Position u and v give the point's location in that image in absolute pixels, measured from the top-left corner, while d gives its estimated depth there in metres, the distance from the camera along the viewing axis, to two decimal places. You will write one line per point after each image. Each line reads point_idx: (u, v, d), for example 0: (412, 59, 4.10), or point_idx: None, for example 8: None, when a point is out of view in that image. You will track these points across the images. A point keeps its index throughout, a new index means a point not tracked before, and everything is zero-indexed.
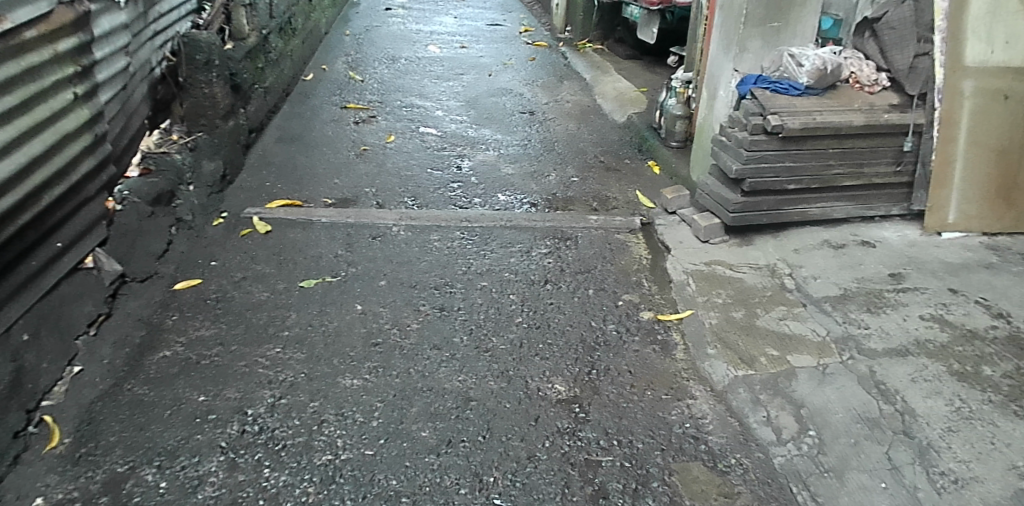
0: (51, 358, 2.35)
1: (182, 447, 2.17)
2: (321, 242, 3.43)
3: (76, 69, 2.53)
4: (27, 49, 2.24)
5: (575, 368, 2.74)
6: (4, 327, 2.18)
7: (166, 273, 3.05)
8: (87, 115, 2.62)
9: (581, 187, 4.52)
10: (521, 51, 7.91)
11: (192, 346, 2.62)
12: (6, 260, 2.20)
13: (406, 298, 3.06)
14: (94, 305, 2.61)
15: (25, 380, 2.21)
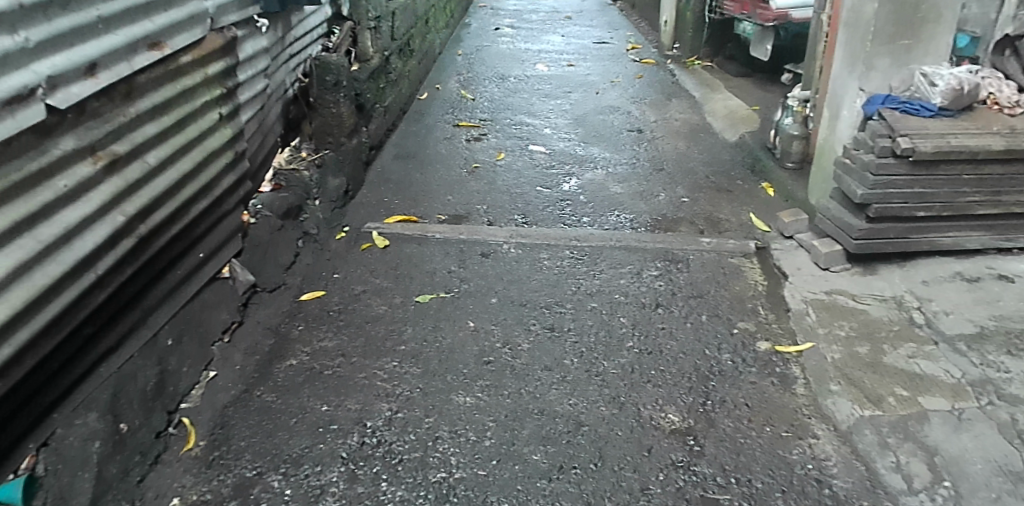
0: (190, 363, 2.50)
1: (305, 455, 2.24)
2: (435, 257, 3.50)
3: (222, 91, 2.80)
4: (182, 72, 2.53)
5: (689, 398, 2.65)
6: (152, 332, 2.34)
7: (292, 284, 3.18)
8: (230, 133, 2.88)
9: (692, 209, 4.40)
10: (628, 68, 7.84)
11: (316, 357, 2.72)
12: (159, 268, 2.38)
13: (517, 316, 3.06)
14: (229, 313, 2.77)
15: (168, 383, 2.37)
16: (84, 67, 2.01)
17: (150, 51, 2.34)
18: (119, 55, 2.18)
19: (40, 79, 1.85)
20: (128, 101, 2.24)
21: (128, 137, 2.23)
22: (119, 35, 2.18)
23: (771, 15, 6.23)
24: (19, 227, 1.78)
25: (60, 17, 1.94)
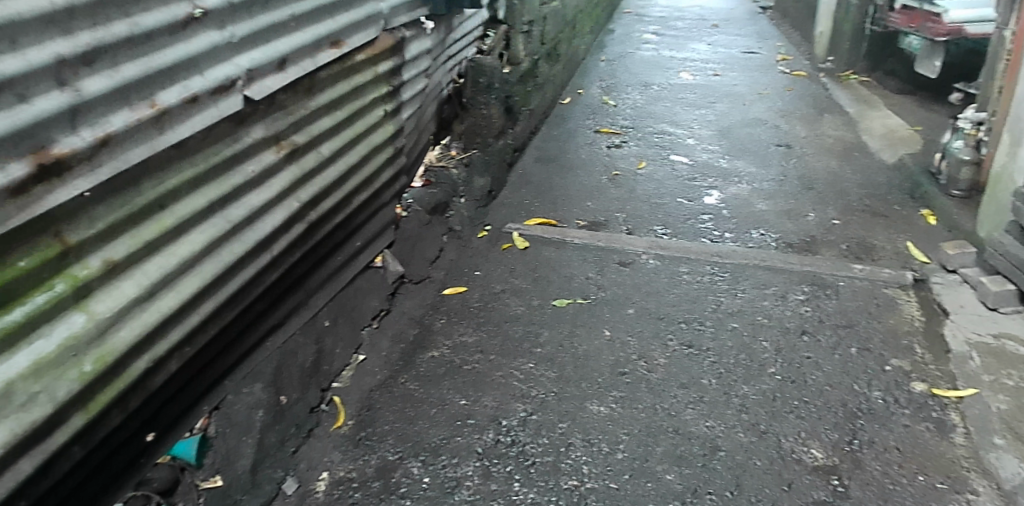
0: (343, 345, 2.72)
1: (443, 446, 2.36)
2: (573, 262, 3.51)
3: (388, 88, 3.04)
4: (356, 69, 2.78)
5: (835, 435, 2.51)
6: (312, 314, 2.58)
7: (436, 277, 3.31)
8: (392, 129, 3.12)
9: (843, 232, 4.15)
10: (777, 80, 7.52)
11: (456, 351, 2.82)
12: (324, 253, 2.62)
13: (654, 329, 3.02)
14: (378, 301, 2.97)
15: (323, 362, 2.60)
16: (277, 61, 2.29)
17: (331, 49, 2.59)
18: (306, 52, 2.45)
19: (241, 71, 2.14)
20: (310, 94, 2.51)
21: (306, 128, 2.50)
22: (307, 32, 2.44)
23: (943, 29, 5.72)
24: (214, 206, 2.08)
25: (261, 16, 2.20)
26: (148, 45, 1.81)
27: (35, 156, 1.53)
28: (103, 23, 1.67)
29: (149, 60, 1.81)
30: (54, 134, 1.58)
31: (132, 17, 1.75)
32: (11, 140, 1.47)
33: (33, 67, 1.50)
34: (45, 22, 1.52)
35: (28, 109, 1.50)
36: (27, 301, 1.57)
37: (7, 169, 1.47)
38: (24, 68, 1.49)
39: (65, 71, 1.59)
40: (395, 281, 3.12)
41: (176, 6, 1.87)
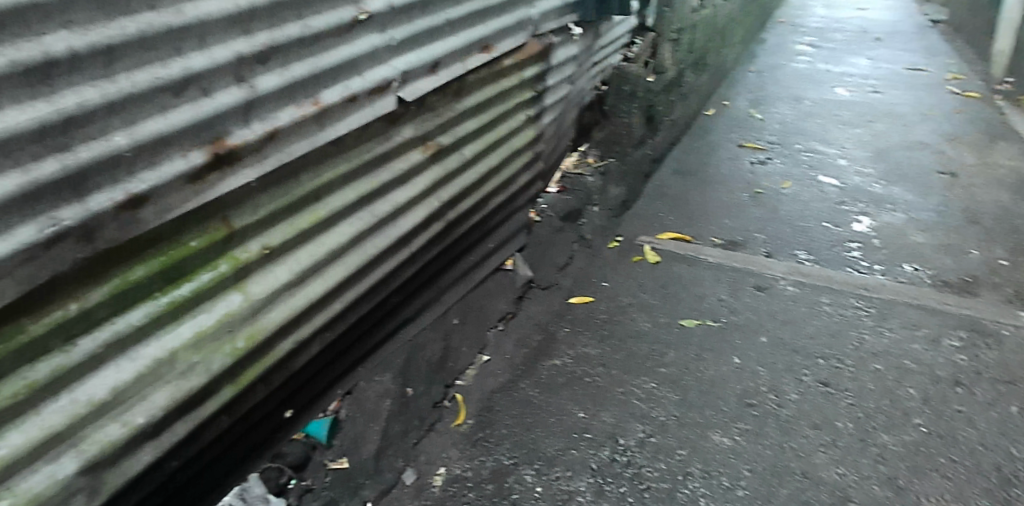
0: (469, 344, 2.83)
1: (558, 458, 2.38)
2: (706, 282, 3.41)
3: (532, 94, 3.08)
4: (503, 74, 2.84)
5: (985, 502, 2.28)
6: (441, 311, 2.75)
7: (564, 285, 3.32)
8: (532, 134, 3.17)
9: (1012, 275, 3.76)
10: (946, 100, 6.93)
11: (578, 361, 2.82)
12: (457, 253, 2.76)
13: (787, 362, 2.87)
14: (505, 304, 3.08)
15: (449, 359, 2.72)
16: (430, 64, 2.36)
17: (481, 54, 2.64)
18: (457, 56, 2.51)
19: (397, 73, 2.22)
20: (458, 97, 2.59)
21: (452, 130, 2.59)
22: (460, 37, 2.50)
23: None
24: (362, 201, 2.21)
25: (419, 20, 2.28)
26: (315, 46, 1.91)
27: (211, 145, 1.66)
28: (278, 24, 1.78)
29: (315, 60, 1.92)
30: (229, 126, 1.70)
31: (304, 19, 1.86)
32: (192, 131, 1.61)
33: (217, 63, 1.62)
34: (230, 22, 1.63)
35: (209, 102, 1.63)
36: (194, 278, 1.72)
37: (187, 156, 1.61)
38: (209, 65, 1.60)
39: (242, 68, 1.71)
40: (523, 285, 3.22)
41: (343, 9, 1.97)
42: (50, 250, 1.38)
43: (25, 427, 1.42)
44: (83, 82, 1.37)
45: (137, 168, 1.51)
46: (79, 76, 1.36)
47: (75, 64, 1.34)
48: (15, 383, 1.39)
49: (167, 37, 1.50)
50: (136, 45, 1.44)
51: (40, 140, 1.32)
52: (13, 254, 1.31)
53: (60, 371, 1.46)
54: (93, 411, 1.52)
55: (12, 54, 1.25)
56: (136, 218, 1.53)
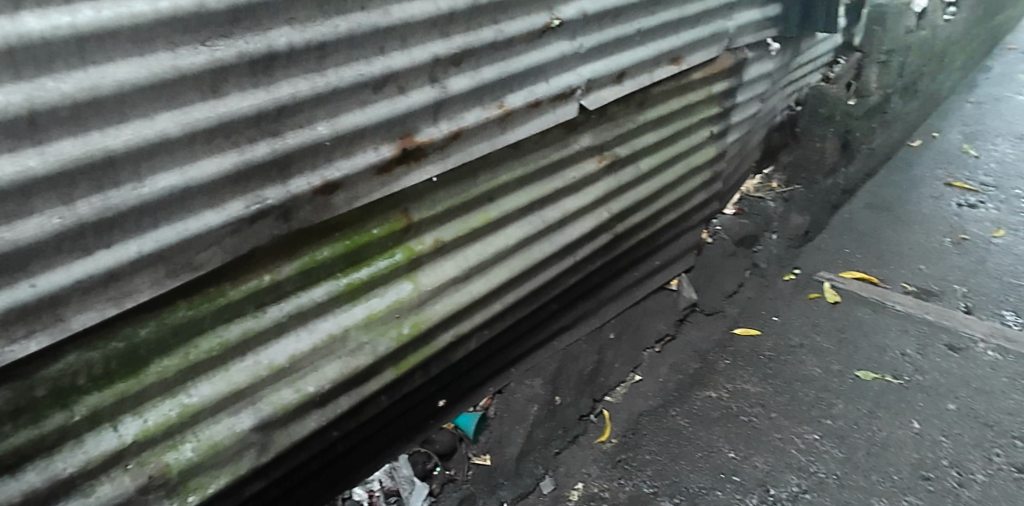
0: (622, 361, 2.88)
1: (701, 497, 2.42)
2: (890, 332, 3.12)
3: (719, 110, 2.96)
4: (690, 88, 2.75)
5: None
6: (597, 325, 2.83)
7: (730, 313, 3.22)
8: (713, 152, 3.05)
9: None
10: None
11: (735, 398, 2.78)
12: (619, 268, 2.78)
13: (977, 437, 2.60)
14: (665, 325, 3.07)
15: (600, 373, 2.79)
16: (616, 74, 2.34)
17: (669, 66, 2.57)
18: (645, 67, 2.46)
19: (581, 81, 2.22)
20: (640, 109, 2.54)
21: (630, 142, 2.56)
22: (650, 48, 2.45)
23: None
24: (533, 205, 2.24)
25: (610, 28, 2.25)
26: (507, 51, 1.95)
27: (401, 140, 1.74)
28: (474, 29, 1.83)
29: (505, 64, 1.96)
30: (419, 124, 1.78)
31: (499, 24, 1.89)
32: (386, 126, 1.69)
33: (414, 63, 1.70)
34: (430, 25, 1.70)
35: (403, 100, 1.71)
36: (372, 264, 1.82)
37: (379, 149, 1.70)
38: (407, 64, 1.68)
39: (437, 69, 1.77)
40: (684, 308, 3.16)
41: (536, 15, 1.99)
42: (254, 225, 1.48)
43: (215, 379, 1.55)
44: (297, 75, 1.46)
45: (335, 156, 1.60)
46: (294, 69, 1.45)
47: (292, 58, 1.43)
48: (212, 340, 1.52)
49: (374, 37, 1.58)
50: (345, 43, 1.52)
51: (256, 126, 1.41)
52: (223, 225, 1.42)
53: (249, 333, 1.58)
54: (272, 375, 1.65)
55: (242, 46, 1.33)
56: (329, 203, 1.63)
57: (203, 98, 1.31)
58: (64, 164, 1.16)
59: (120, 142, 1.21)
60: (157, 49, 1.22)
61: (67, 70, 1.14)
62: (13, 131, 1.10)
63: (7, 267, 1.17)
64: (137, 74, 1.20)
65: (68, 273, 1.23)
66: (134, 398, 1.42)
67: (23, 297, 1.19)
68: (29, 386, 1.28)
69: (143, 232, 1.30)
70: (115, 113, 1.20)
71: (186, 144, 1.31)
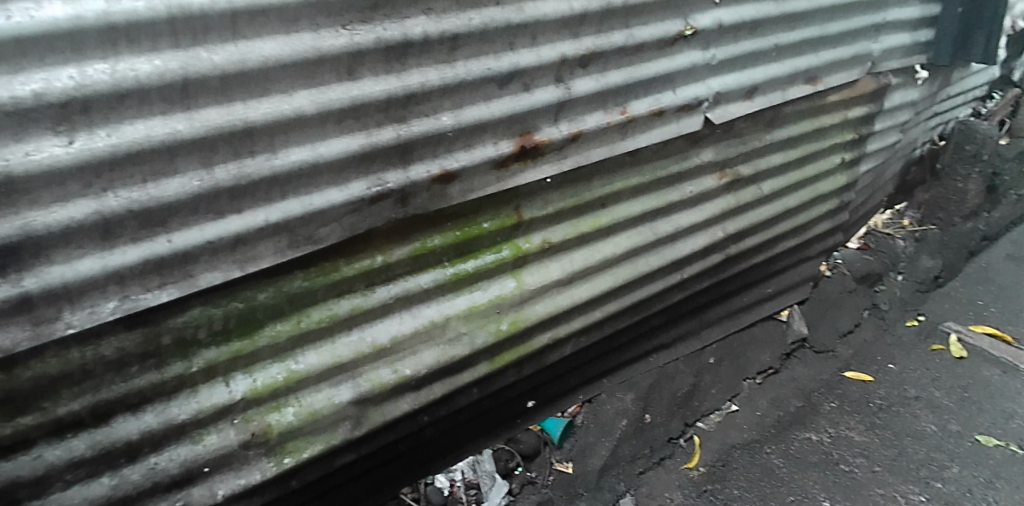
0: (720, 388, 2.81)
1: None
2: (1021, 398, 2.90)
3: (854, 136, 2.80)
4: (825, 110, 2.62)
5: None
6: (698, 347, 2.79)
7: (842, 354, 3.06)
8: (842, 181, 2.89)
9: None
10: None
11: (838, 444, 2.66)
12: (727, 291, 2.72)
13: None
14: (769, 357, 2.96)
15: (695, 397, 2.74)
16: (747, 89, 2.25)
17: (805, 85, 2.45)
18: (779, 84, 2.36)
19: (709, 93, 2.16)
20: (768, 128, 2.45)
21: (754, 161, 2.47)
22: (786, 65, 2.34)
23: None
24: (645, 216, 2.21)
25: (745, 42, 2.18)
26: (636, 56, 1.92)
27: (520, 138, 1.75)
28: (605, 31, 1.81)
29: (632, 69, 1.93)
30: (540, 123, 1.78)
31: (631, 29, 1.87)
32: (508, 122, 1.70)
33: (543, 62, 1.70)
34: (562, 24, 1.70)
35: (527, 98, 1.72)
36: (479, 257, 1.84)
37: (498, 144, 1.72)
38: (535, 62, 1.69)
39: (564, 69, 1.77)
40: (792, 343, 3.03)
41: (670, 22, 1.95)
42: (373, 206, 1.53)
43: (321, 350, 1.61)
44: (429, 64, 1.49)
45: (456, 147, 1.63)
46: (426, 58, 1.48)
47: (425, 48, 1.46)
48: (322, 311, 1.58)
49: (505, 32, 1.59)
50: (477, 36, 1.54)
51: (385, 110, 1.46)
52: (345, 203, 1.47)
53: (357, 310, 1.64)
54: (374, 353, 1.70)
55: (380, 32, 1.37)
56: (445, 192, 1.66)
57: (339, 80, 1.36)
58: (208, 130, 1.21)
59: (260, 115, 1.26)
60: (302, 29, 1.26)
61: (219, 43, 1.18)
62: (168, 97, 1.15)
63: (150, 221, 1.21)
64: (281, 51, 1.25)
65: (202, 233, 1.28)
66: (247, 357, 1.49)
67: (161, 251, 1.24)
68: (157, 333, 1.35)
69: (272, 202, 1.36)
70: (258, 87, 1.25)
71: (319, 122, 1.36)
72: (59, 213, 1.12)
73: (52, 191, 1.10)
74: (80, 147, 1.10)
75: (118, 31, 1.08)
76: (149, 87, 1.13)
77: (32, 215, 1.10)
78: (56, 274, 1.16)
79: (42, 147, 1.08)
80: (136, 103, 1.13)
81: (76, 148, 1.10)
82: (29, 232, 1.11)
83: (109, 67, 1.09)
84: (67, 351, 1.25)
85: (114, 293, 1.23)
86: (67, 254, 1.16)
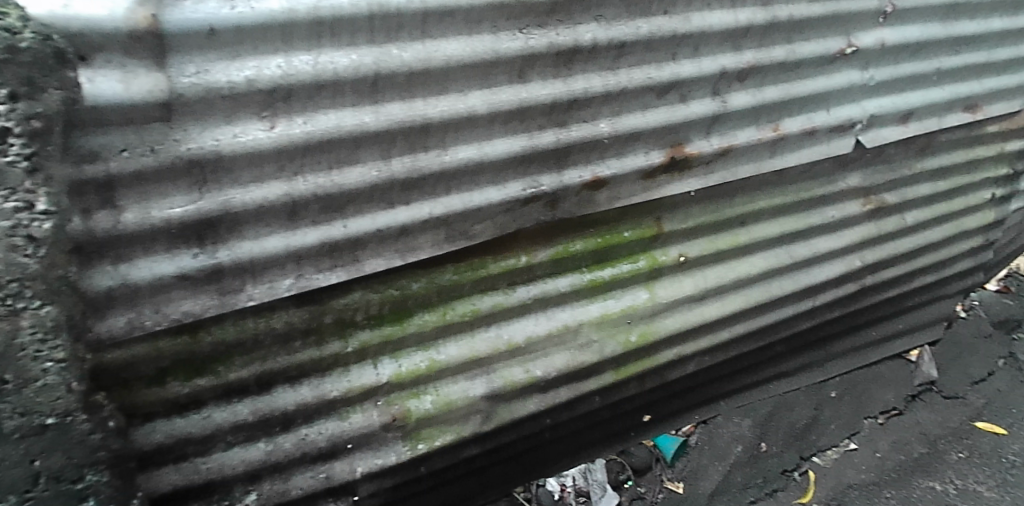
0: (838, 424, 2.69)
1: None
2: None
3: (1008, 171, 2.62)
4: (981, 141, 2.46)
5: None
6: (818, 381, 2.73)
7: (973, 402, 2.85)
8: (992, 218, 2.71)
9: None
10: None
11: (964, 497, 2.50)
12: (857, 322, 2.60)
13: None
14: (893, 397, 2.82)
15: (812, 431, 2.64)
16: (902, 113, 2.14)
17: (963, 113, 2.30)
18: (936, 111, 2.22)
19: (865, 115, 2.06)
20: (919, 156, 2.32)
21: (901, 190, 2.35)
22: (946, 90, 2.21)
23: None
24: (784, 238, 2.14)
25: (906, 64, 2.07)
26: (793, 72, 1.86)
27: (672, 149, 1.73)
28: (767, 45, 1.77)
29: (789, 86, 1.87)
30: (692, 135, 1.75)
31: (792, 44, 1.81)
32: (662, 132, 1.69)
33: (703, 73, 1.67)
34: (726, 36, 1.67)
35: (683, 109, 1.70)
36: (616, 265, 1.83)
37: (649, 154, 1.70)
38: (695, 73, 1.66)
39: (721, 82, 1.73)
40: (918, 385, 2.87)
41: (832, 40, 1.87)
42: (525, 207, 1.56)
43: (462, 342, 1.65)
44: (594, 70, 1.50)
45: (608, 154, 1.63)
46: (592, 65, 1.49)
47: (592, 54, 1.47)
48: (466, 305, 1.62)
49: (670, 42, 1.58)
50: (643, 45, 1.54)
51: (548, 114, 1.48)
52: (501, 202, 1.51)
53: (498, 307, 1.67)
54: (509, 351, 1.73)
55: (553, 36, 1.39)
56: (592, 198, 1.67)
57: (510, 82, 1.40)
58: (391, 124, 1.28)
59: (437, 112, 1.33)
60: (483, 31, 1.31)
61: (409, 41, 1.24)
62: (359, 90, 1.22)
63: (330, 207, 1.30)
64: (463, 51, 1.30)
65: (372, 221, 1.37)
66: (395, 343, 1.55)
67: (336, 234, 1.33)
68: (321, 311, 1.42)
69: (436, 196, 1.43)
70: (438, 86, 1.31)
71: (487, 123, 1.40)
72: (255, 192, 1.21)
73: (251, 171, 1.19)
74: (280, 133, 1.18)
75: (324, 24, 1.13)
76: (345, 80, 1.20)
77: (232, 193, 1.19)
78: (245, 250, 1.25)
79: (249, 130, 1.15)
80: (331, 94, 1.20)
81: (276, 133, 1.18)
82: (229, 208, 1.20)
83: (312, 58, 1.15)
84: (243, 321, 1.34)
85: (291, 271, 1.33)
86: (256, 232, 1.25)
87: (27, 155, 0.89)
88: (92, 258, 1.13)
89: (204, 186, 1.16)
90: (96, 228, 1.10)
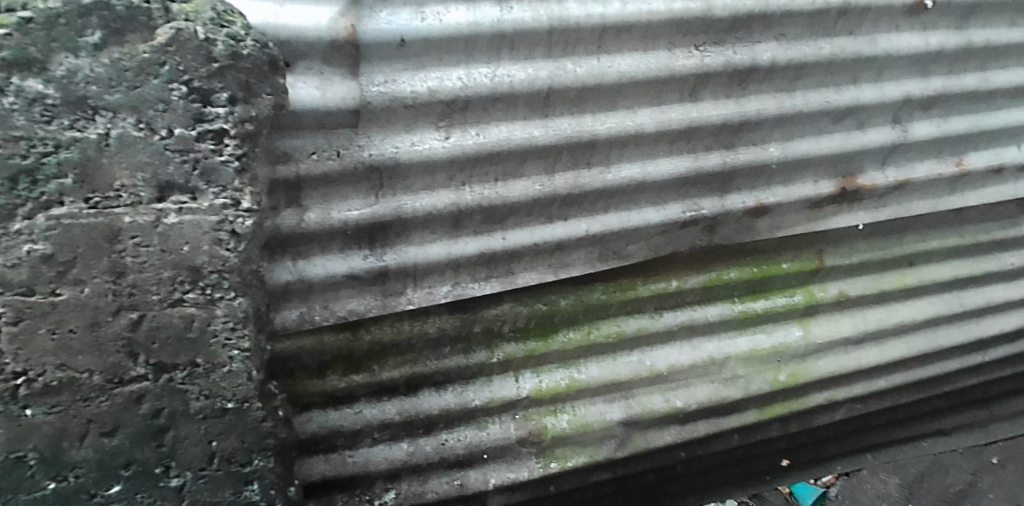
0: (1003, 494, 2.35)
1: None
2: None
3: None
4: None
5: None
6: (981, 442, 2.39)
7: None
8: None
9: None
10: None
11: None
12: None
13: None
14: None
15: (971, 498, 2.33)
16: None
17: None
18: None
19: None
20: None
21: None
22: None
23: None
24: (958, 283, 1.94)
25: None
26: (985, 102, 1.69)
27: (843, 179, 1.62)
28: (957, 72, 1.62)
29: (979, 117, 1.70)
30: (866, 165, 1.64)
31: (986, 72, 1.65)
32: (834, 161, 1.59)
33: (885, 99, 1.56)
34: (914, 60, 1.55)
35: (859, 136, 1.59)
36: (771, 298, 1.73)
37: (818, 183, 1.61)
38: (877, 99, 1.55)
39: (903, 110, 1.61)
40: None
41: None
42: (683, 230, 1.50)
43: (603, 364, 1.61)
44: (768, 92, 1.44)
45: (775, 181, 1.56)
46: (767, 86, 1.43)
47: (769, 75, 1.41)
48: (611, 326, 1.58)
49: (852, 64, 1.49)
50: (823, 67, 1.46)
51: (716, 135, 1.44)
52: (659, 224, 1.47)
53: (643, 331, 1.61)
54: (650, 378, 1.66)
55: (730, 55, 1.35)
56: (753, 226, 1.58)
57: (680, 100, 1.37)
58: (559, 138, 1.29)
59: (604, 128, 1.32)
60: (658, 47, 1.30)
61: (584, 56, 1.26)
62: (532, 104, 1.25)
63: (492, 218, 1.33)
64: (637, 67, 1.30)
65: (530, 235, 1.37)
66: (538, 358, 1.54)
67: (495, 246, 1.35)
68: (472, 320, 1.44)
69: (595, 213, 1.42)
70: (609, 102, 1.31)
71: (653, 141, 1.38)
72: (425, 200, 1.26)
73: (423, 179, 1.24)
74: (454, 143, 1.23)
75: (505, 37, 1.18)
76: (520, 92, 1.23)
77: (404, 199, 1.25)
78: (410, 254, 1.30)
79: (426, 140, 1.21)
80: (504, 107, 1.24)
81: (451, 143, 1.23)
82: (400, 213, 1.25)
83: (491, 70, 1.20)
84: (400, 323, 1.38)
85: (450, 279, 1.36)
86: (422, 238, 1.30)
87: (238, 156, 0.98)
88: (277, 252, 1.22)
89: (380, 190, 1.23)
90: (282, 224, 1.19)
